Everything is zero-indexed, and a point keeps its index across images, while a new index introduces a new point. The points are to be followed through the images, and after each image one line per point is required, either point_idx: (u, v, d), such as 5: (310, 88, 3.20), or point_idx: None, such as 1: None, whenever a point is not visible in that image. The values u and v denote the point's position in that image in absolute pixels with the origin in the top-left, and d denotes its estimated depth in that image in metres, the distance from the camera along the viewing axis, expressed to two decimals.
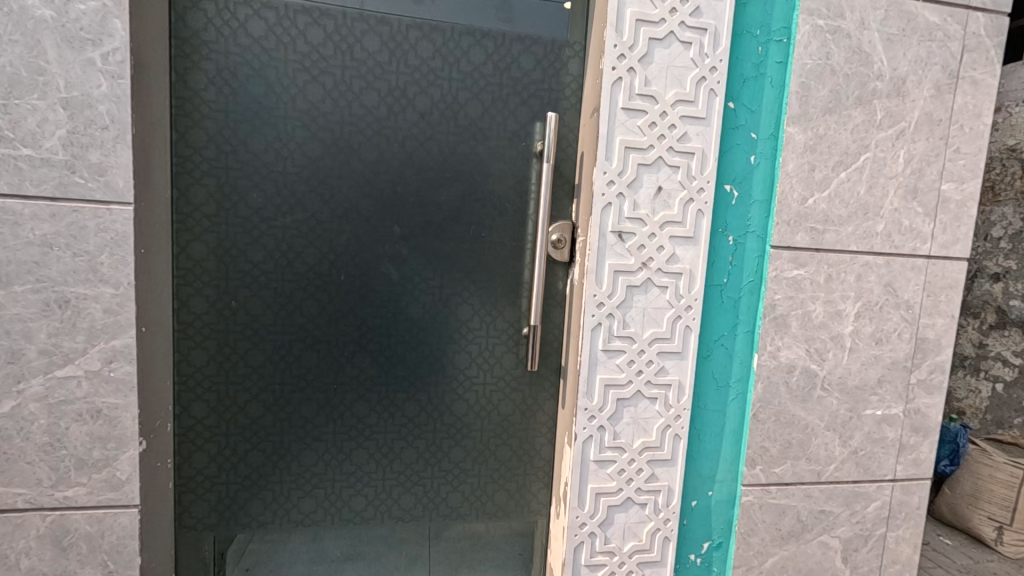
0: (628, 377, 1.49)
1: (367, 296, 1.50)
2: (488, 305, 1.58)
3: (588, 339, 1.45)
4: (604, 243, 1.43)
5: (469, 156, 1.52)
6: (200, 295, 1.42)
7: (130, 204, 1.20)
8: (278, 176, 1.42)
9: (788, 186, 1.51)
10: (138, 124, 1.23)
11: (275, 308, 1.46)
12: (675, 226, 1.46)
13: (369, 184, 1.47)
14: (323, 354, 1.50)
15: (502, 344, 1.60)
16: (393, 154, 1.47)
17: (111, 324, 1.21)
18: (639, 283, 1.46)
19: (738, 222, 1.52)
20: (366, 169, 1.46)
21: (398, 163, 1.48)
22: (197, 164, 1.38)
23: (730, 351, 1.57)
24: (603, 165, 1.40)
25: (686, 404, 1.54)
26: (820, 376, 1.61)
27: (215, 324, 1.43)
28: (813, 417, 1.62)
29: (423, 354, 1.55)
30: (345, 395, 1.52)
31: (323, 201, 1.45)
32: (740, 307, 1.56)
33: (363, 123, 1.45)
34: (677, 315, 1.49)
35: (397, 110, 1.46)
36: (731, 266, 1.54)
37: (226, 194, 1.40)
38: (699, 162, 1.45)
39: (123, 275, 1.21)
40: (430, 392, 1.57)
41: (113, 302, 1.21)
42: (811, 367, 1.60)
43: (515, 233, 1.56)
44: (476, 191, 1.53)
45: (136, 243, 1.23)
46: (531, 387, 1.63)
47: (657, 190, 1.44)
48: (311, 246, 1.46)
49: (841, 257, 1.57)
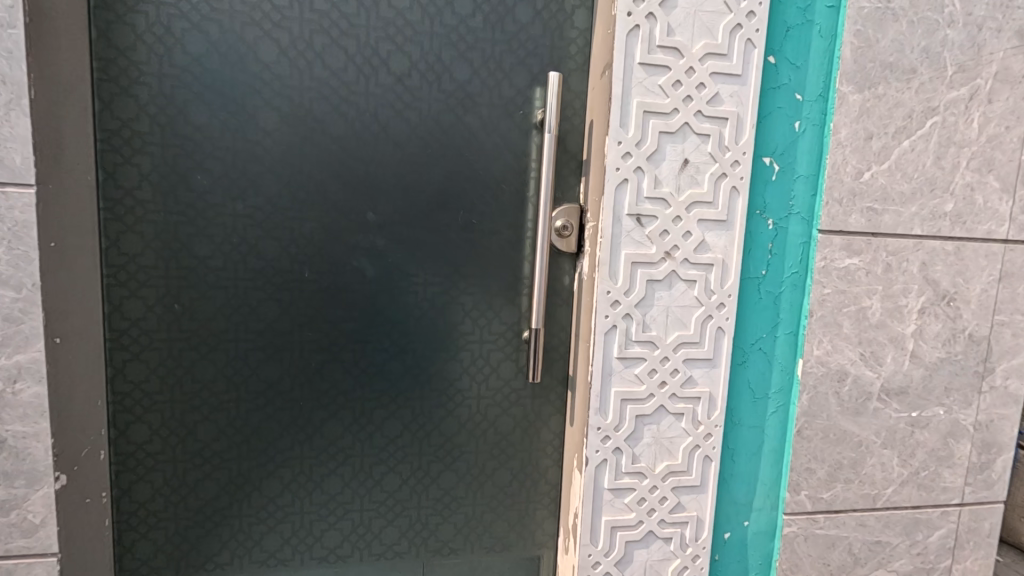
0: (649, 390, 1.24)
1: (337, 297, 1.27)
2: (482, 306, 1.34)
3: (601, 345, 1.21)
4: (620, 228, 1.18)
5: (456, 128, 1.27)
6: (136, 298, 1.18)
7: (30, 186, 0.97)
8: (226, 153, 1.18)
9: (841, 157, 1.25)
10: (42, 88, 1.00)
11: (226, 313, 1.22)
12: (705, 207, 1.21)
13: (337, 162, 1.23)
14: (287, 367, 1.26)
15: (499, 351, 1.36)
16: (364, 126, 1.23)
17: (13, 335, 0.99)
18: (661, 276, 1.21)
19: (779, 202, 1.27)
20: (332, 145, 1.22)
21: (372, 136, 1.24)
22: (127, 140, 1.14)
23: (771, 356, 1.32)
24: (617, 133, 1.15)
25: (718, 421, 1.29)
26: (876, 384, 1.36)
27: (156, 333, 1.20)
28: (867, 433, 1.38)
29: (406, 364, 1.32)
30: (314, 414, 1.29)
31: (282, 183, 1.21)
32: (782, 304, 1.31)
33: (327, 89, 1.21)
34: (708, 315, 1.24)
35: (369, 73, 1.22)
36: (771, 255, 1.28)
37: (163, 175, 1.17)
38: (734, 130, 1.19)
39: (25, 275, 0.98)
40: (414, 409, 1.33)
41: (15, 308, 0.99)
42: (866, 374, 1.35)
43: (512, 220, 1.32)
44: (466, 170, 1.29)
45: (42, 235, 1.00)
46: (534, 401, 1.38)
47: (683, 164, 1.19)
48: (269, 237, 1.22)
49: (902, 243, 1.32)
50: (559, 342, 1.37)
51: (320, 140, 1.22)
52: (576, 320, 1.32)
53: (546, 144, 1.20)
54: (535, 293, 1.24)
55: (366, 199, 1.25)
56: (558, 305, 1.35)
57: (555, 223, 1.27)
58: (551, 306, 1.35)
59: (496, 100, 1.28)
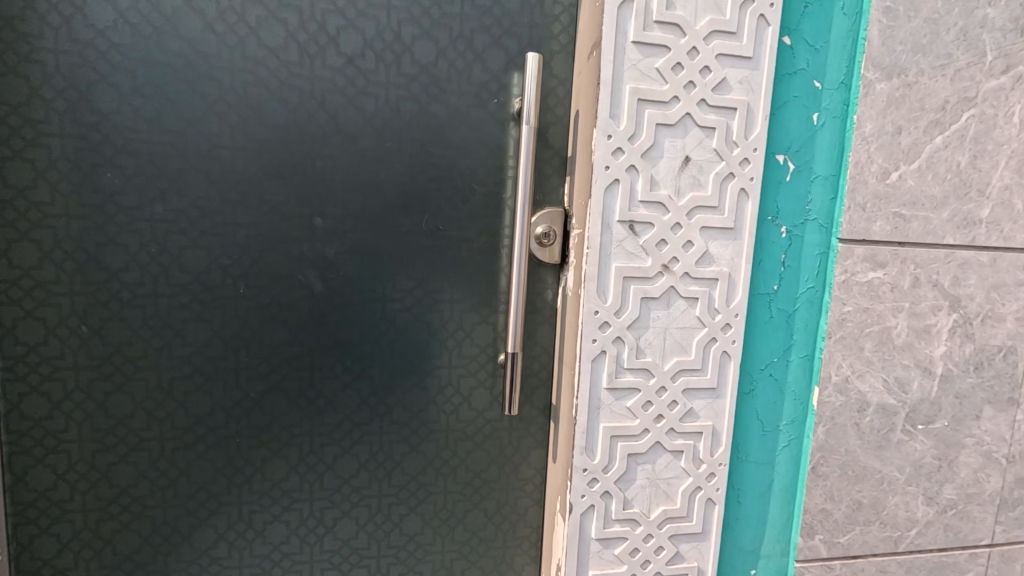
0: (643, 425, 1.07)
1: (280, 317, 1.09)
2: (451, 326, 1.15)
3: (587, 374, 1.04)
4: (610, 238, 1.00)
5: (420, 118, 1.08)
6: (33, 319, 0.99)
7: None
8: (143, 147, 1.00)
9: (865, 155, 1.08)
10: None
11: (147, 337, 1.04)
12: (708, 213, 1.03)
13: (278, 158, 1.05)
14: (220, 398, 1.08)
15: (472, 377, 1.17)
16: (310, 116, 1.05)
17: None
18: (658, 294, 1.03)
19: (794, 206, 1.09)
20: (271, 138, 1.04)
21: (319, 128, 1.05)
22: (17, 129, 0.95)
23: (782, 383, 1.15)
24: (606, 125, 0.97)
25: (723, 459, 1.12)
26: (902, 415, 1.20)
27: (59, 360, 1.01)
28: (890, 470, 1.21)
29: (362, 394, 1.13)
30: (253, 453, 1.11)
31: (212, 183, 1.03)
32: (796, 324, 1.14)
33: (264, 71, 1.02)
34: (711, 339, 1.07)
35: (315, 52, 1.03)
36: (784, 268, 1.11)
37: (63, 172, 0.97)
38: (743, 122, 1.02)
39: None
40: (372, 445, 1.15)
41: None
42: (890, 402, 1.19)
43: (488, 226, 1.13)
44: (432, 168, 1.10)
45: None
46: (512, 435, 1.20)
47: (684, 162, 1.01)
48: (197, 246, 1.04)
49: (933, 253, 1.15)
50: (542, 366, 1.18)
51: (257, 132, 1.03)
52: (559, 342, 1.14)
53: (524, 137, 1.02)
54: (512, 312, 1.06)
55: (313, 202, 1.07)
56: (540, 324, 1.17)
57: (536, 231, 1.09)
58: (532, 326, 1.16)
59: (467, 86, 1.09)
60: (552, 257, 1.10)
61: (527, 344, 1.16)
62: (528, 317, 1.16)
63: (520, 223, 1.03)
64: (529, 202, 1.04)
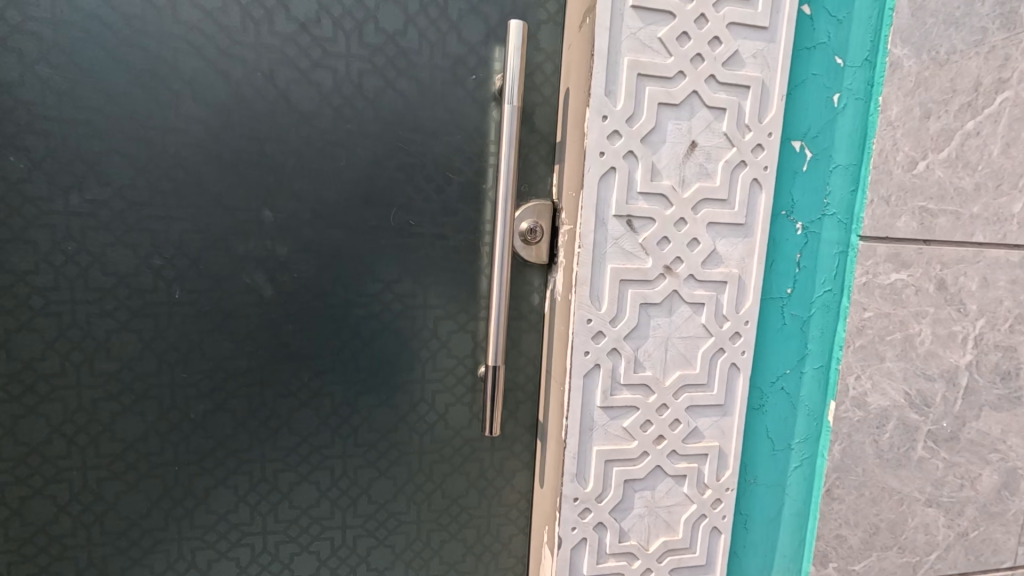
0: (642, 448, 0.94)
1: (224, 326, 0.94)
2: (425, 335, 1.01)
3: (578, 391, 0.90)
4: (604, 235, 0.87)
5: (386, 96, 0.94)
6: None
7: None
8: (54, 126, 0.84)
9: (890, 142, 0.96)
10: None
11: (63, 350, 0.89)
12: (717, 206, 0.90)
13: (219, 141, 0.90)
14: (154, 420, 0.94)
15: (448, 393, 1.03)
16: (256, 91, 0.90)
17: None
18: (660, 299, 0.90)
19: (811, 200, 0.97)
20: (210, 117, 0.89)
21: (267, 107, 0.90)
22: None
23: (795, 398, 1.03)
24: (601, 104, 0.83)
25: (730, 484, 1.00)
26: (924, 430, 1.08)
27: None
28: (913, 491, 1.10)
29: (321, 413, 0.99)
30: (195, 482, 0.97)
31: (139, 170, 0.88)
32: (811, 331, 1.02)
33: (200, 38, 0.87)
34: (719, 350, 0.94)
35: (261, 17, 0.88)
36: (799, 268, 0.99)
37: None
38: (757, 103, 0.89)
39: None
40: (334, 471, 1.01)
41: None
42: (911, 417, 1.07)
43: (465, 220, 0.98)
44: (400, 153, 0.95)
45: None
46: (494, 457, 1.07)
47: (690, 148, 0.88)
48: (123, 244, 0.89)
49: (960, 252, 1.03)
50: (527, 380, 1.05)
51: (192, 110, 0.88)
52: (547, 353, 1.00)
53: (506, 118, 0.88)
54: (492, 321, 0.93)
55: (261, 193, 0.92)
56: (526, 332, 1.03)
57: (521, 227, 0.95)
58: (517, 335, 1.03)
59: (440, 59, 0.95)
60: (539, 258, 0.96)
61: (510, 355, 1.03)
62: (512, 325, 1.02)
63: (502, 218, 0.90)
64: (512, 194, 0.90)
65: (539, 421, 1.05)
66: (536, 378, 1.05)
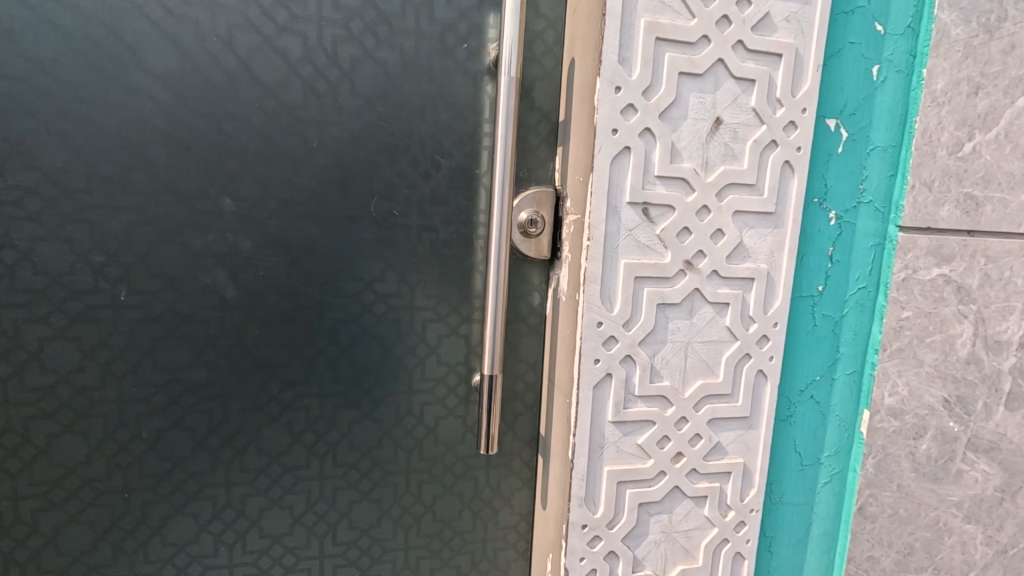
0: (658, 467, 0.83)
1: (178, 332, 0.81)
2: (411, 341, 0.89)
3: (587, 404, 0.79)
4: (617, 226, 0.76)
5: (363, 66, 0.81)
6: None
7: None
8: None
9: (935, 120, 0.85)
10: None
11: None
12: (744, 193, 0.79)
13: (169, 117, 0.77)
14: (99, 442, 0.81)
15: (437, 405, 0.92)
16: (210, 61, 0.77)
17: None
18: (679, 299, 0.79)
19: (846, 186, 0.87)
20: (159, 90, 0.76)
21: (225, 77, 0.78)
22: None
23: (825, 407, 0.93)
24: (614, 73, 0.72)
25: (755, 505, 0.89)
26: (961, 443, 0.97)
27: None
28: (949, 509, 0.99)
29: (294, 431, 0.87)
30: (149, 511, 0.84)
31: (73, 152, 0.75)
32: (844, 333, 0.91)
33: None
34: (744, 355, 0.84)
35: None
36: (832, 263, 0.88)
37: None
38: (790, 74, 0.78)
39: None
40: (310, 494, 0.89)
41: None
42: (950, 428, 0.96)
43: (456, 209, 0.87)
44: (381, 133, 0.83)
45: None
46: (490, 475, 0.95)
47: (714, 125, 0.77)
48: (57, 238, 0.76)
49: (1015, 245, 0.90)
50: (527, 389, 0.93)
51: (137, 80, 0.75)
52: (550, 360, 0.89)
53: (502, 91, 0.76)
54: (488, 326, 0.81)
55: (220, 178, 0.79)
56: (525, 336, 0.91)
57: (519, 217, 0.83)
58: (515, 339, 0.91)
59: (426, 24, 0.82)
60: (540, 252, 0.85)
61: (508, 361, 0.91)
62: (510, 328, 0.90)
63: (499, 208, 0.78)
64: (510, 179, 0.78)
65: (542, 435, 0.93)
66: (538, 387, 0.94)
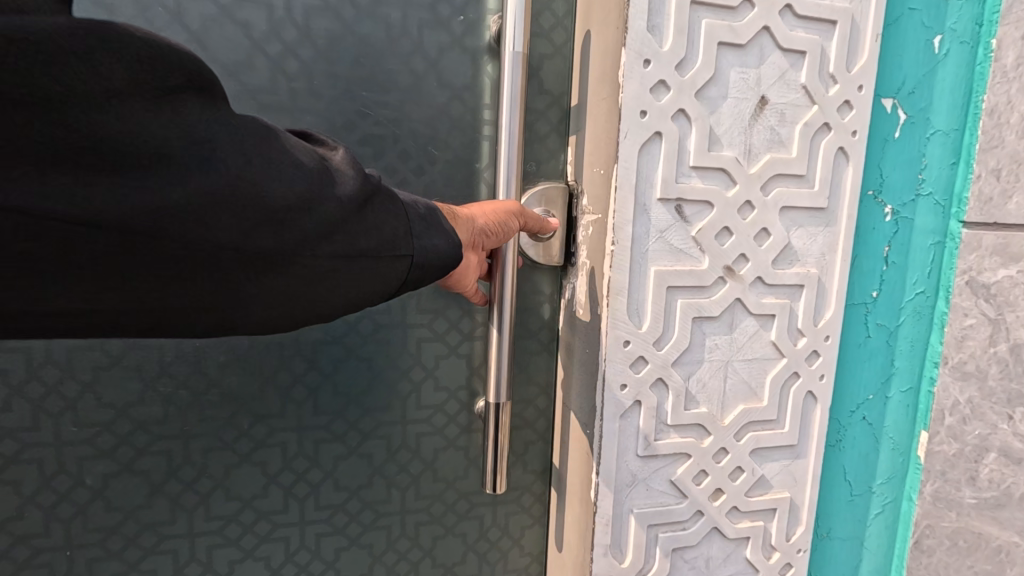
0: (694, 506, 0.72)
1: (125, 359, 0.68)
2: (404, 364, 0.77)
3: (611, 438, 0.67)
4: (645, 227, 0.64)
5: (342, 42, 0.69)
6: None
7: None
8: None
9: (1004, 98, 0.71)
10: None
11: None
12: (792, 185, 0.68)
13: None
14: (35, 492, 0.68)
15: (435, 435, 0.79)
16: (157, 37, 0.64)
17: None
18: (718, 311, 0.68)
19: (904, 176, 0.75)
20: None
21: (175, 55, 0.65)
22: None
23: (878, 430, 0.82)
24: (642, 44, 0.60)
25: (804, 545, 0.77)
26: None
27: None
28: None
29: (269, 470, 0.74)
30: (97, 569, 0.71)
31: None
32: (901, 346, 0.80)
33: None
34: (792, 375, 0.72)
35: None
36: (887, 266, 0.77)
37: None
38: (846, 45, 0.66)
39: None
40: (289, 542, 0.76)
41: None
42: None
43: (455, 210, 0.74)
44: (364, 120, 0.70)
45: None
46: (496, 513, 0.83)
47: (758, 106, 0.65)
48: None
49: None
50: (538, 415, 0.81)
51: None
52: (566, 382, 0.77)
53: (506, 69, 0.64)
54: (492, 350, 0.69)
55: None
56: (535, 354, 0.79)
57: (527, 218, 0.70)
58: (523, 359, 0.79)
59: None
60: (551, 257, 0.72)
61: (516, 384, 0.79)
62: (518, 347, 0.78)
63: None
64: (517, 175, 0.66)
65: (556, 466, 0.81)
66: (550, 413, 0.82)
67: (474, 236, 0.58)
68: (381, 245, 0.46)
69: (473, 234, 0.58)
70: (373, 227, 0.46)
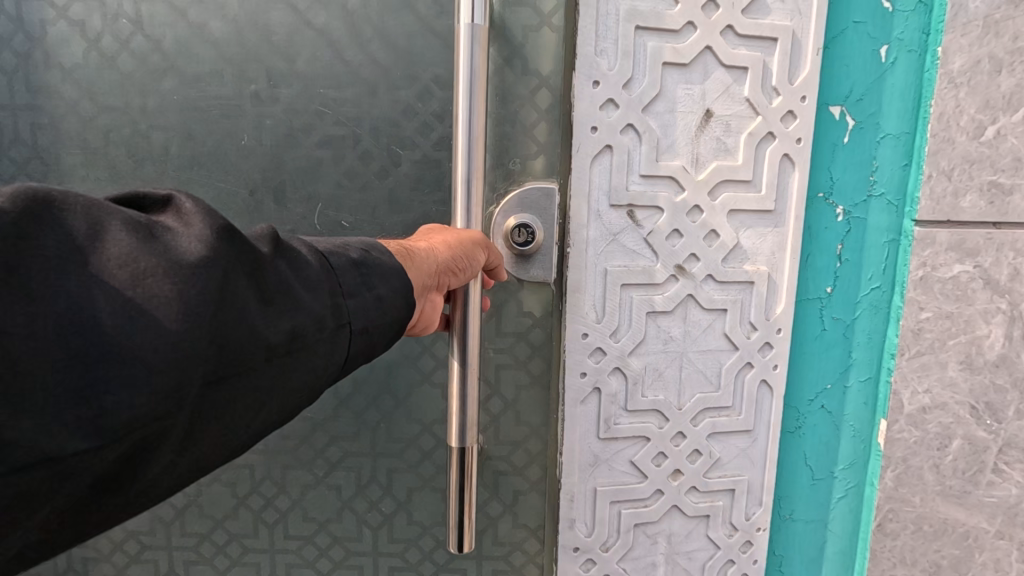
0: (655, 485, 0.78)
1: None
2: (373, 391, 0.82)
3: (573, 421, 0.74)
4: (601, 231, 0.71)
5: (300, 36, 0.76)
6: None
7: None
8: None
9: (952, 103, 0.76)
10: None
11: None
12: (739, 190, 0.73)
13: (94, 128, 0.77)
14: None
15: (408, 472, 0.84)
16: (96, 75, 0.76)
17: None
18: (671, 306, 0.74)
19: (855, 178, 0.80)
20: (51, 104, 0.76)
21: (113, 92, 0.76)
22: None
23: (838, 417, 0.86)
24: (590, 67, 0.67)
25: (763, 524, 0.83)
26: (1002, 463, 0.83)
27: None
28: (994, 537, 0.84)
29: (238, 492, 0.84)
30: (93, 565, 0.85)
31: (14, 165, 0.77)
32: (857, 338, 0.84)
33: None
34: (746, 365, 0.78)
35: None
36: (840, 263, 0.82)
37: None
38: (787, 60, 0.72)
39: None
40: (260, 566, 0.86)
41: None
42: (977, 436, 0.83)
43: (423, 215, 0.79)
44: (325, 123, 0.78)
45: None
46: (483, 567, 0.84)
47: (704, 118, 0.71)
48: None
49: None
50: (525, 461, 0.80)
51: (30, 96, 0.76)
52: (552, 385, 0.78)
53: (463, 46, 0.60)
54: (454, 361, 0.65)
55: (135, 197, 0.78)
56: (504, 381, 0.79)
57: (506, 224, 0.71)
58: (513, 393, 0.79)
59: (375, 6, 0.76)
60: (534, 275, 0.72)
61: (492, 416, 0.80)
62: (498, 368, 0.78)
63: (464, 216, 0.64)
64: (479, 166, 0.63)
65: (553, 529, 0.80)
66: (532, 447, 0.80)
67: (439, 276, 0.57)
68: (310, 329, 0.44)
69: (438, 274, 0.57)
70: (271, 309, 0.42)
